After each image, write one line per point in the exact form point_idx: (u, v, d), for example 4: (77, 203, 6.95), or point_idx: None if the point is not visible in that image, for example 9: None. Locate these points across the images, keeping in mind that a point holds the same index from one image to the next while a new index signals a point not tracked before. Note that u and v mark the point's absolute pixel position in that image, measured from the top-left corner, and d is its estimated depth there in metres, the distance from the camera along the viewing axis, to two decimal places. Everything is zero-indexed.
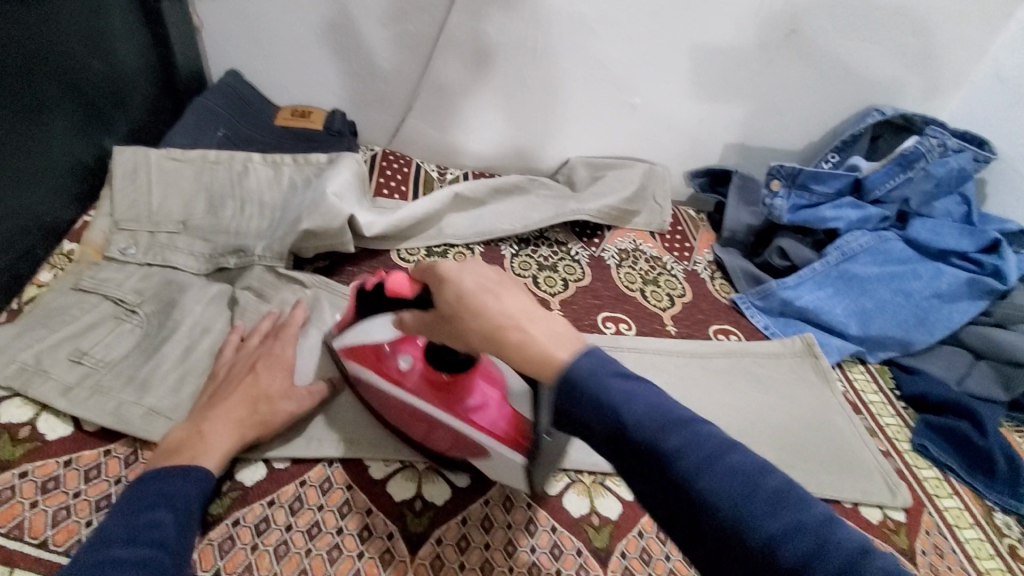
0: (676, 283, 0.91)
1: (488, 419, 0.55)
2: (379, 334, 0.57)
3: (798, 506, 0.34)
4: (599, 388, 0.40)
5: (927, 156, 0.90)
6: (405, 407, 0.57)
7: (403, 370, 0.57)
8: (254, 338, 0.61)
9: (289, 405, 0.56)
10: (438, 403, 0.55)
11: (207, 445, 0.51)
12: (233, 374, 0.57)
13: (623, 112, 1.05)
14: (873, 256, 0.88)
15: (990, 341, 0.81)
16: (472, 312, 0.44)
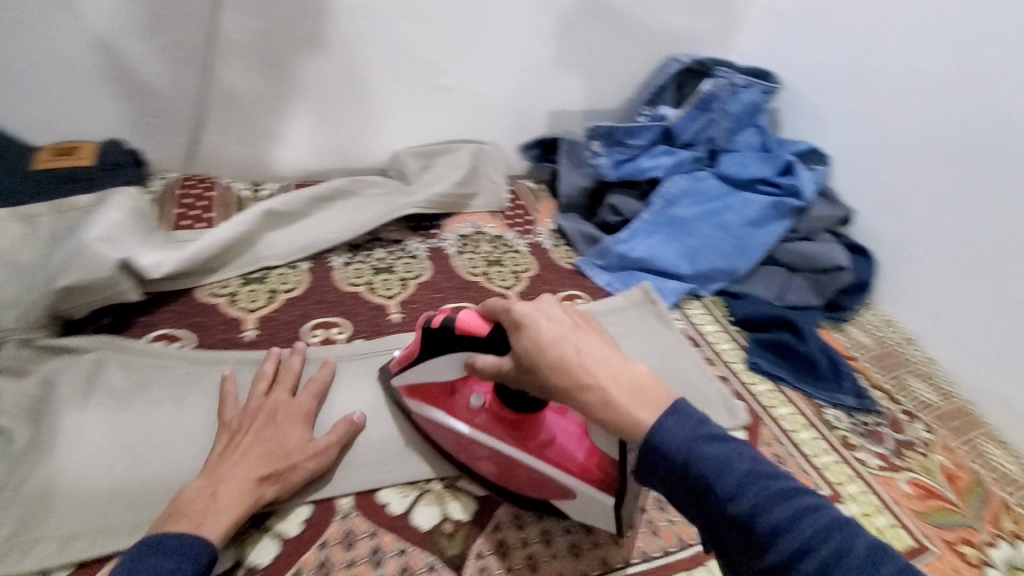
0: (521, 259, 0.90)
1: (565, 457, 0.55)
2: (446, 377, 0.58)
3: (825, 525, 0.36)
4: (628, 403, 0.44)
5: (720, 96, 0.98)
6: (473, 443, 0.59)
7: (474, 408, 0.60)
8: (276, 391, 0.62)
9: (313, 457, 0.57)
10: (517, 443, 0.57)
11: (219, 507, 0.50)
12: (247, 428, 0.57)
13: (438, 95, 1.02)
14: (692, 196, 0.94)
15: (798, 254, 0.88)
16: (555, 361, 0.46)
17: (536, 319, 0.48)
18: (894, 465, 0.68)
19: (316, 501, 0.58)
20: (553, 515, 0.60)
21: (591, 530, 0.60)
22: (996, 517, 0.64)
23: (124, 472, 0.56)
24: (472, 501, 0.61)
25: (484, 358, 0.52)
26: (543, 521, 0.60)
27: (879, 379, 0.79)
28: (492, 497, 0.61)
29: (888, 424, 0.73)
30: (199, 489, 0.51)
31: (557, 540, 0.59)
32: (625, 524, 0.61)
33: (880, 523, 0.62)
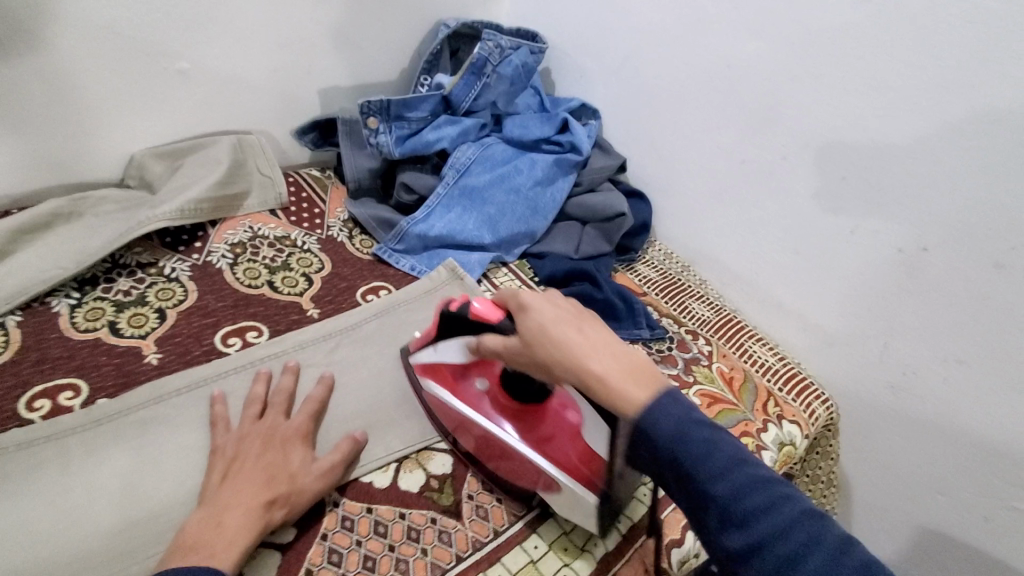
0: (311, 258, 0.81)
1: (559, 453, 0.55)
2: (455, 358, 0.60)
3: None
4: (599, 378, 0.46)
5: (491, 59, 0.95)
6: (471, 425, 0.60)
7: (478, 393, 0.60)
8: (270, 412, 0.58)
9: (319, 478, 0.55)
10: (517, 430, 0.57)
11: (227, 538, 0.48)
12: (245, 453, 0.54)
13: (174, 82, 0.85)
14: (484, 163, 0.94)
15: (586, 207, 0.93)
16: (533, 342, 0.50)
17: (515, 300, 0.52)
18: (686, 382, 0.77)
19: None
20: (374, 537, 0.55)
21: (417, 539, 0.56)
22: (765, 405, 0.76)
23: None
24: (275, 552, 0.52)
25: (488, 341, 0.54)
26: (363, 547, 0.54)
27: (666, 308, 0.88)
28: (300, 540, 0.53)
29: (677, 346, 0.82)
30: (202, 524, 0.49)
31: (382, 560, 0.53)
32: (453, 521, 0.58)
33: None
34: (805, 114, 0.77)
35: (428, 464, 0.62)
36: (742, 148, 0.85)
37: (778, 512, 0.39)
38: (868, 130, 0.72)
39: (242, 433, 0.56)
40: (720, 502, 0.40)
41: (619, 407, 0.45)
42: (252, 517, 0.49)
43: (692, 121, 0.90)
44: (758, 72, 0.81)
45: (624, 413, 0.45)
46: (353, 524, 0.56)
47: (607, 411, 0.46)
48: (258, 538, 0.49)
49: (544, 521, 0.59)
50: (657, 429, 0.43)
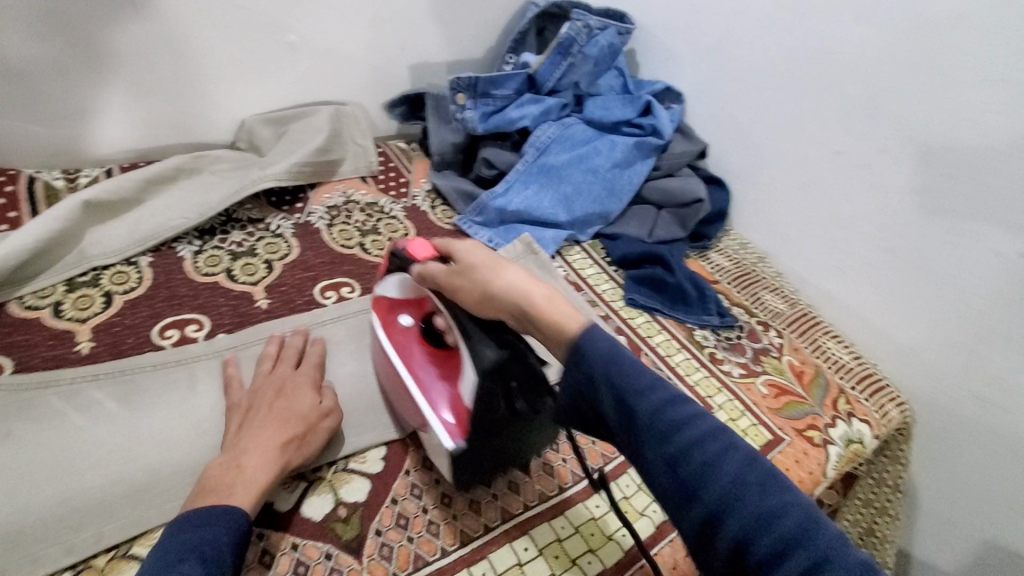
0: (397, 225, 0.87)
1: (444, 396, 0.57)
2: (395, 292, 0.66)
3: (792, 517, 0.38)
4: (628, 366, 0.44)
5: (579, 39, 0.96)
6: (388, 357, 0.63)
7: (405, 330, 0.64)
8: (282, 364, 0.62)
9: (326, 420, 0.58)
10: (420, 368, 0.60)
11: (249, 477, 0.50)
12: (260, 401, 0.57)
13: (283, 52, 0.92)
14: (563, 143, 0.96)
15: (664, 191, 0.93)
16: (480, 271, 0.55)
17: (463, 245, 0.58)
18: (753, 371, 0.77)
19: None
20: (451, 478, 0.61)
21: (489, 484, 0.61)
22: (835, 401, 0.75)
23: None
24: (368, 480, 0.60)
25: (430, 264, 0.59)
26: (442, 486, 0.60)
27: (738, 298, 0.87)
28: (388, 473, 0.61)
29: (747, 336, 0.81)
30: (221, 466, 0.51)
31: (459, 499, 0.60)
32: (522, 472, 0.63)
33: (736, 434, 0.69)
34: (904, 106, 0.74)
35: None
36: (833, 139, 0.82)
37: (799, 514, 0.38)
38: (975, 126, 0.69)
39: (245, 392, 0.59)
40: (752, 510, 0.38)
41: (643, 396, 0.43)
42: (270, 456, 0.52)
43: (780, 110, 0.88)
44: (856, 61, 0.78)
45: (636, 406, 0.43)
46: (433, 465, 0.62)
47: (624, 401, 0.43)
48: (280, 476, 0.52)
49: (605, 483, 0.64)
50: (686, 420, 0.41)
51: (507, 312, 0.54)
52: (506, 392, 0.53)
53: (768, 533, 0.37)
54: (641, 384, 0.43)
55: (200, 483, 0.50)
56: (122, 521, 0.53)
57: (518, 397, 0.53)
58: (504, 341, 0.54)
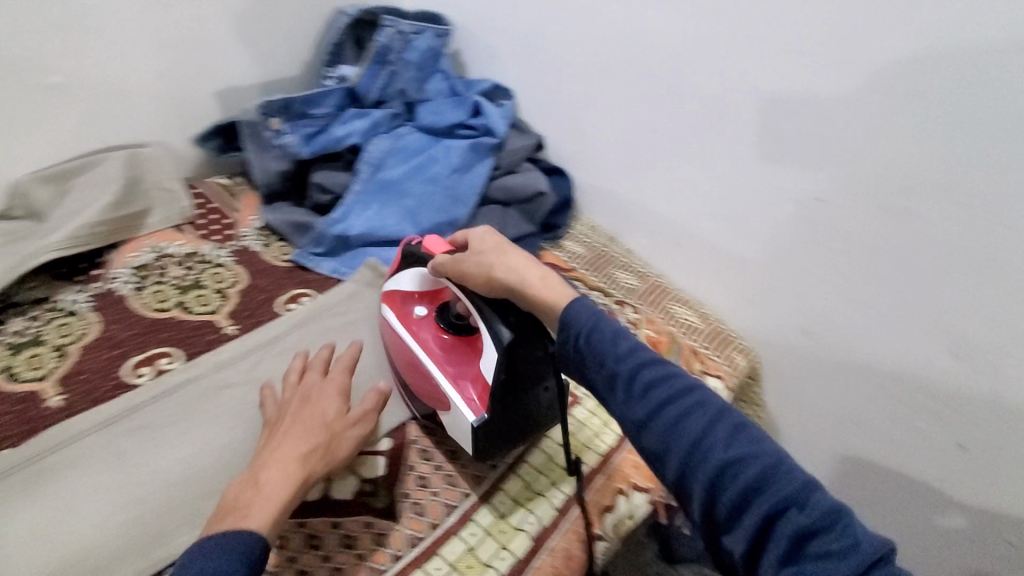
0: (224, 272, 0.78)
1: (470, 376, 0.62)
2: (407, 285, 0.69)
3: (814, 499, 0.40)
4: (646, 368, 0.46)
5: (394, 47, 0.94)
6: (407, 348, 0.66)
7: (422, 321, 0.67)
8: (309, 373, 0.62)
9: (351, 428, 0.59)
10: (452, 352, 0.65)
11: (264, 496, 0.49)
12: (285, 417, 0.57)
13: (48, 98, 0.79)
14: (398, 155, 0.92)
15: (506, 190, 0.93)
16: (484, 254, 0.58)
17: (474, 231, 0.61)
18: None
19: None
20: (308, 551, 0.56)
21: (353, 545, 0.56)
22: (690, 363, 0.81)
23: None
24: None
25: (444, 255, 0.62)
26: (298, 562, 0.55)
27: (595, 281, 0.90)
28: None
29: None
30: (241, 485, 0.51)
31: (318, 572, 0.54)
32: (389, 520, 0.59)
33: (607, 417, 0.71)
34: (703, 77, 0.79)
35: (362, 470, 0.62)
36: (649, 117, 0.87)
37: (825, 503, 0.40)
38: (759, 90, 0.75)
39: (315, 378, 0.61)
40: (775, 498, 0.40)
41: (634, 389, 0.46)
42: (295, 471, 0.52)
43: (601, 94, 0.91)
44: (655, 41, 0.82)
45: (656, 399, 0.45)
46: (285, 542, 0.56)
47: (619, 394, 0.47)
48: (292, 500, 0.51)
49: (480, 508, 0.61)
50: (678, 405, 0.44)
51: (507, 290, 0.57)
52: (523, 369, 0.59)
53: (772, 505, 0.40)
54: (633, 375, 0.46)
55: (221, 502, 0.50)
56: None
57: (525, 373, 0.59)
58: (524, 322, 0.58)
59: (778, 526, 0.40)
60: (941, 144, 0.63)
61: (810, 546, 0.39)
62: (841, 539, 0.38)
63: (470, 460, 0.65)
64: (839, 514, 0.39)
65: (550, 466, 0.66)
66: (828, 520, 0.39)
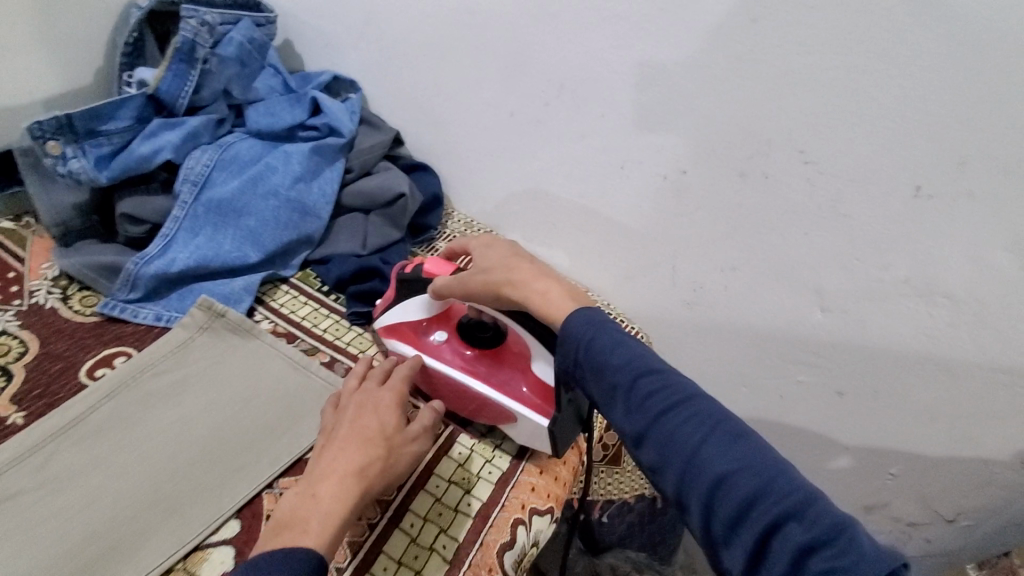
0: (8, 343, 0.62)
1: (512, 388, 0.58)
2: (414, 314, 0.62)
3: (810, 510, 0.38)
4: (643, 374, 0.45)
5: (202, 41, 0.79)
6: (435, 374, 0.61)
7: (442, 346, 0.62)
8: (369, 380, 0.56)
9: (409, 444, 0.53)
10: (480, 372, 0.59)
11: (320, 515, 0.45)
12: (341, 423, 0.52)
13: None
14: (228, 168, 0.79)
15: (363, 194, 0.82)
16: (492, 270, 0.56)
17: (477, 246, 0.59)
18: None
19: None
20: None
21: None
22: None
23: None
24: None
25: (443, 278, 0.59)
26: None
27: None
28: None
29: None
30: (299, 497, 0.46)
31: None
32: None
33: (496, 440, 0.64)
34: (554, 53, 0.74)
35: (201, 570, 0.48)
36: (506, 101, 0.81)
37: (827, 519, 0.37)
38: (609, 64, 0.71)
39: (370, 385, 0.56)
40: (772, 511, 0.38)
41: (632, 398, 0.44)
42: (360, 474, 0.48)
43: (454, 78, 0.83)
44: (501, 16, 0.75)
45: (646, 407, 0.44)
46: None
47: (619, 406, 0.45)
48: (340, 533, 0.45)
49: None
50: (674, 415, 0.43)
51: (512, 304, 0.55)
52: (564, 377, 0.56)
53: (770, 515, 0.38)
54: (632, 381, 0.45)
55: (275, 517, 0.46)
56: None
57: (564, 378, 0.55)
58: (540, 329, 0.55)
59: (778, 540, 0.37)
60: (787, 106, 0.63)
61: (811, 563, 0.36)
62: (843, 557, 0.35)
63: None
64: (842, 528, 0.37)
65: (437, 510, 0.57)
66: (825, 531, 0.37)
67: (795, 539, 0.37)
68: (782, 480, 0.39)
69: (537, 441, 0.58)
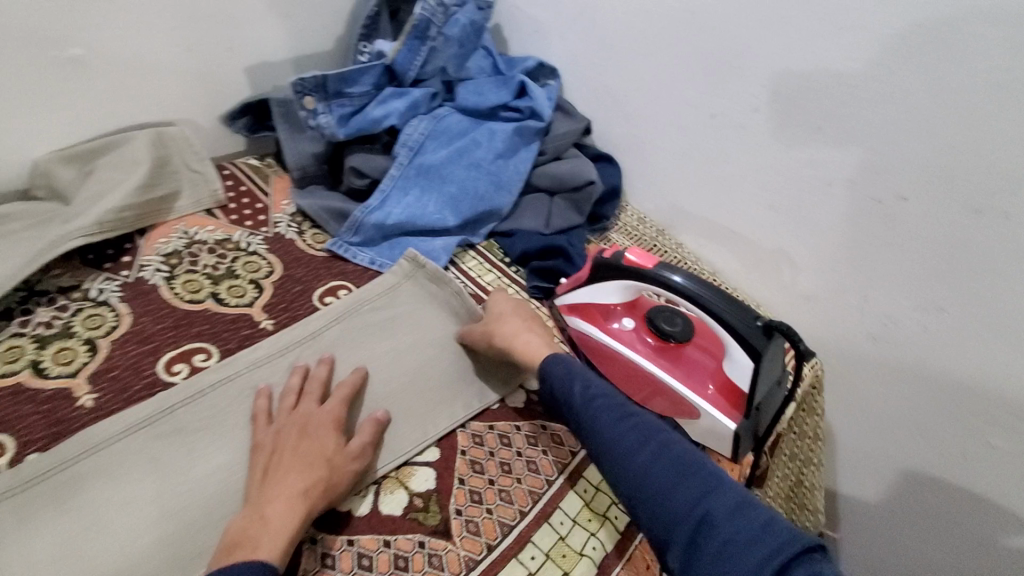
0: (258, 261, 0.74)
1: (698, 386, 0.59)
2: (606, 298, 0.64)
3: (738, 518, 0.45)
4: (581, 402, 0.56)
5: (435, 21, 0.86)
6: (617, 356, 0.63)
7: (626, 331, 0.64)
8: (306, 401, 0.57)
9: (353, 462, 0.54)
10: (664, 363, 0.61)
11: (272, 530, 0.47)
12: (284, 442, 0.53)
13: (69, 73, 0.74)
14: (438, 138, 0.86)
15: (552, 177, 0.87)
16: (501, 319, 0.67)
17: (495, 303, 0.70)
18: None
19: None
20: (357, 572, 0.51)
21: (403, 567, 0.52)
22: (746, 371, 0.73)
23: None
24: None
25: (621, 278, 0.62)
26: None
27: None
28: None
29: None
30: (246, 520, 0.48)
31: None
32: (442, 540, 0.54)
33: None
34: (770, 59, 0.72)
35: (410, 482, 0.58)
36: (709, 102, 0.80)
37: (755, 523, 0.44)
38: (839, 76, 0.68)
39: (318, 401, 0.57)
40: (710, 518, 0.45)
41: (588, 420, 0.54)
42: (304, 495, 0.50)
43: (655, 75, 0.84)
44: (721, 18, 0.75)
45: (595, 427, 0.54)
46: (335, 560, 0.52)
47: (581, 432, 0.55)
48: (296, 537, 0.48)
49: (538, 528, 0.58)
50: (609, 424, 0.53)
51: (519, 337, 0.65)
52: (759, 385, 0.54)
53: (708, 521, 0.45)
54: (585, 407, 0.55)
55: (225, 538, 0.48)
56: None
57: (761, 385, 0.54)
58: (745, 333, 0.54)
59: (708, 537, 0.44)
60: None
61: (730, 556, 0.43)
62: (751, 547, 0.43)
63: (525, 473, 0.61)
64: (769, 525, 0.44)
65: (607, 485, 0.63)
66: (749, 532, 0.44)
67: (726, 544, 0.44)
68: (716, 492, 0.47)
69: (709, 440, 0.60)
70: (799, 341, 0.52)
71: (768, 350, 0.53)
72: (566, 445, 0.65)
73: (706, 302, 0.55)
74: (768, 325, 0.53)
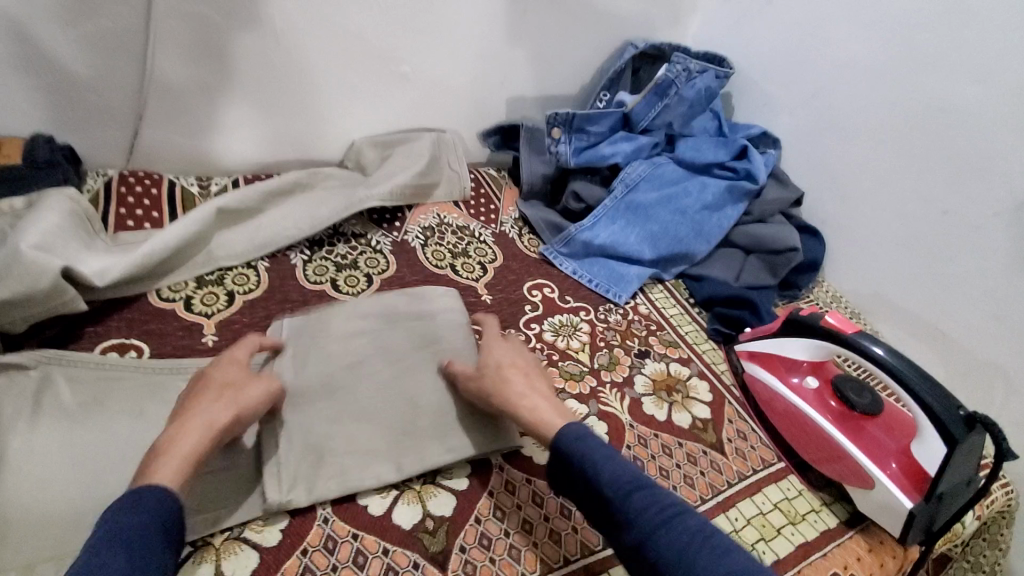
0: (486, 249, 0.90)
1: (878, 458, 0.60)
2: (791, 353, 0.68)
3: None
4: (608, 483, 0.51)
5: (676, 82, 0.98)
6: (792, 408, 0.66)
7: (805, 388, 0.67)
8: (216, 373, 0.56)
9: (259, 395, 0.56)
10: (842, 428, 0.63)
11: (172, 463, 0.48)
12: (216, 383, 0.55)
13: (395, 83, 0.99)
14: (653, 181, 0.97)
15: (753, 236, 0.92)
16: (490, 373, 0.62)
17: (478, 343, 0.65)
18: None
19: (294, 509, 0.55)
20: (532, 505, 0.60)
21: (570, 517, 0.59)
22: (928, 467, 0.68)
23: (63, 498, 0.52)
24: (452, 497, 0.59)
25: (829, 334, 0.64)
26: (523, 511, 0.59)
27: None
28: (472, 491, 0.60)
29: None
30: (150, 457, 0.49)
31: (539, 527, 0.58)
32: None
33: (827, 499, 0.64)
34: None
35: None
36: (944, 198, 0.79)
37: None
38: None
39: (236, 369, 0.57)
40: None
41: (628, 509, 0.49)
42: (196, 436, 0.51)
43: (888, 160, 0.85)
44: (980, 120, 0.75)
45: (632, 517, 0.49)
46: (515, 490, 0.60)
47: (620, 514, 0.50)
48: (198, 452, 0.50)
49: (716, 517, 0.59)
50: (668, 522, 0.48)
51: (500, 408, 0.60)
52: (947, 476, 0.55)
53: None
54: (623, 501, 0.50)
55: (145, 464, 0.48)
56: (227, 507, 0.53)
57: (948, 475, 0.55)
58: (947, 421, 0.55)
59: None
60: None
61: None
62: None
63: (709, 469, 0.64)
64: None
65: (786, 506, 0.62)
66: None
67: None
68: None
69: (878, 515, 0.59)
70: (1003, 439, 0.52)
71: (968, 440, 0.54)
72: (751, 461, 0.66)
73: (912, 382, 0.56)
74: (971, 416, 0.54)
